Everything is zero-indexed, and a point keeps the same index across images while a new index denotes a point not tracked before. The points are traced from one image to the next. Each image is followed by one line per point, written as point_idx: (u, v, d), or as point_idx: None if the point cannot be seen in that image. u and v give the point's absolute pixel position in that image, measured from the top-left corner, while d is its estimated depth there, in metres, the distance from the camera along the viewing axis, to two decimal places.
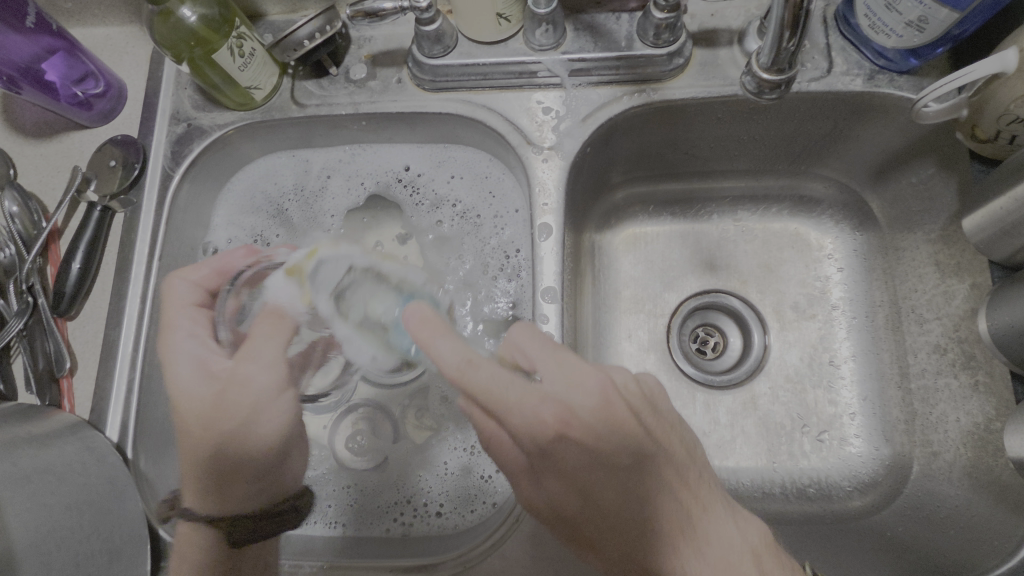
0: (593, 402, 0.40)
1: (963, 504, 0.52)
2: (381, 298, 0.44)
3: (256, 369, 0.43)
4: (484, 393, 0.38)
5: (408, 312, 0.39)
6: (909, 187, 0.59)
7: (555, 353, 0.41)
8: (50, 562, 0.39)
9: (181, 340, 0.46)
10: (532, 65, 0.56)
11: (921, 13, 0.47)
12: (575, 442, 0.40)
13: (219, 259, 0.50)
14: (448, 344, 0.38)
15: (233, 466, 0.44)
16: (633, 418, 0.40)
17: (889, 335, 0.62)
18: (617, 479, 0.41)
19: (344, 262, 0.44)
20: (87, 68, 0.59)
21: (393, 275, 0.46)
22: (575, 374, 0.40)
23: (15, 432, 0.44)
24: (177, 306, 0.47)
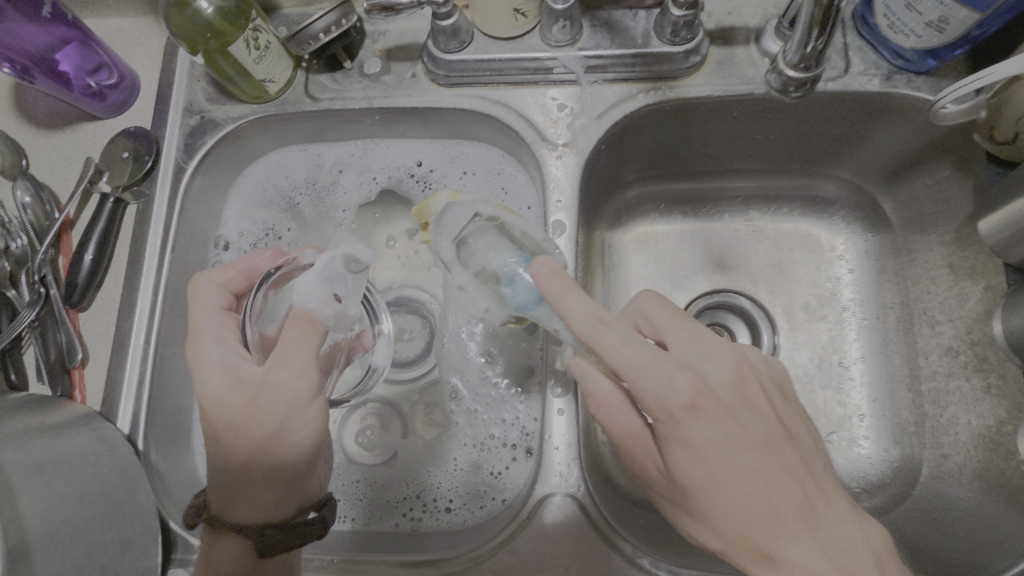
0: (728, 377, 0.42)
1: (973, 506, 0.52)
2: (498, 254, 0.48)
3: (285, 376, 0.44)
4: (615, 352, 0.41)
5: (539, 264, 0.43)
6: (923, 189, 0.59)
7: (683, 326, 0.46)
8: (65, 550, 0.39)
9: (210, 345, 0.46)
10: (547, 61, 0.56)
11: (941, 13, 0.47)
12: (705, 413, 0.40)
13: (244, 261, 0.52)
14: (579, 301, 0.42)
15: (263, 473, 0.46)
16: (761, 394, 0.42)
17: (899, 337, 0.62)
18: (740, 459, 0.40)
19: (471, 211, 0.49)
20: (100, 59, 0.58)
21: (515, 230, 0.49)
22: (701, 348, 0.44)
23: (28, 421, 0.43)
24: (204, 308, 0.49)
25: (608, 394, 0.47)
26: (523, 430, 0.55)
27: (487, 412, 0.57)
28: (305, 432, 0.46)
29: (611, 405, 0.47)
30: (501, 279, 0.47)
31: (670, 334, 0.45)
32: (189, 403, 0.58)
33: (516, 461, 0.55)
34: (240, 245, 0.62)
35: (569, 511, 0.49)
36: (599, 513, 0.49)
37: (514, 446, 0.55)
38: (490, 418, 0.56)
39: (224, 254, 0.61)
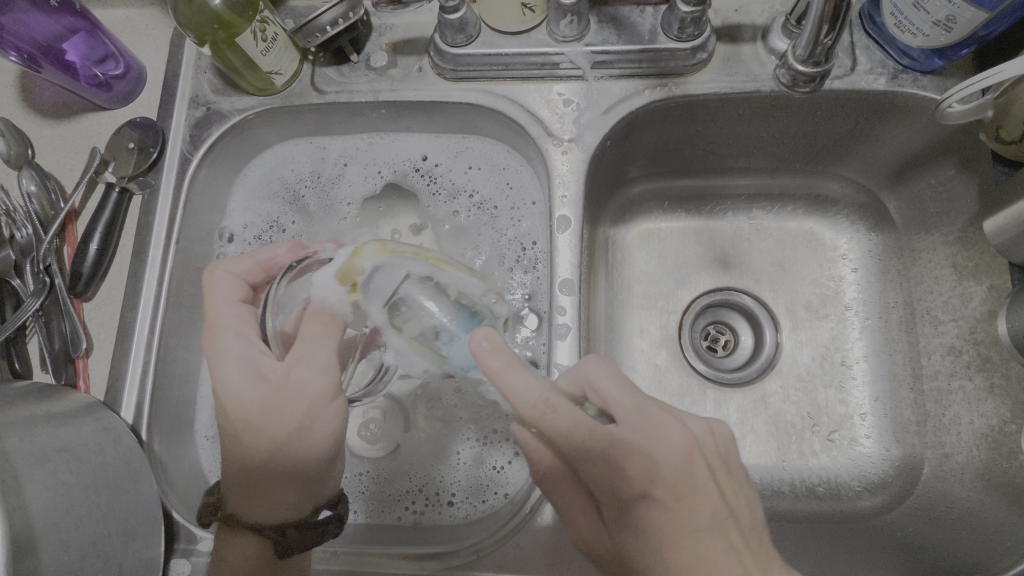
0: (675, 457, 0.41)
1: (974, 505, 0.52)
2: (433, 313, 0.42)
3: (307, 375, 0.45)
4: (562, 435, 0.40)
5: (479, 338, 0.40)
6: (928, 189, 0.59)
7: (635, 400, 0.43)
8: (70, 539, 0.39)
9: (230, 340, 0.47)
10: (554, 56, 0.56)
11: (949, 12, 0.47)
12: (650, 496, 0.41)
13: (262, 253, 0.52)
14: (524, 382, 0.39)
15: (281, 473, 0.47)
16: (706, 475, 0.42)
17: (902, 336, 0.62)
18: (681, 541, 0.40)
19: (404, 268, 0.43)
20: (107, 49, 0.59)
21: (451, 286, 0.43)
22: (649, 429, 0.42)
23: (34, 409, 0.44)
24: (223, 301, 0.49)
25: (554, 465, 0.46)
26: None
27: (490, 406, 0.57)
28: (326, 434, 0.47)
29: (557, 476, 0.46)
30: (438, 343, 0.42)
31: (620, 411, 0.42)
32: (192, 394, 0.58)
33: (518, 456, 0.55)
34: (244, 237, 0.62)
35: None
36: None
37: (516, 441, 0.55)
38: (493, 413, 0.56)
39: (228, 246, 0.62)
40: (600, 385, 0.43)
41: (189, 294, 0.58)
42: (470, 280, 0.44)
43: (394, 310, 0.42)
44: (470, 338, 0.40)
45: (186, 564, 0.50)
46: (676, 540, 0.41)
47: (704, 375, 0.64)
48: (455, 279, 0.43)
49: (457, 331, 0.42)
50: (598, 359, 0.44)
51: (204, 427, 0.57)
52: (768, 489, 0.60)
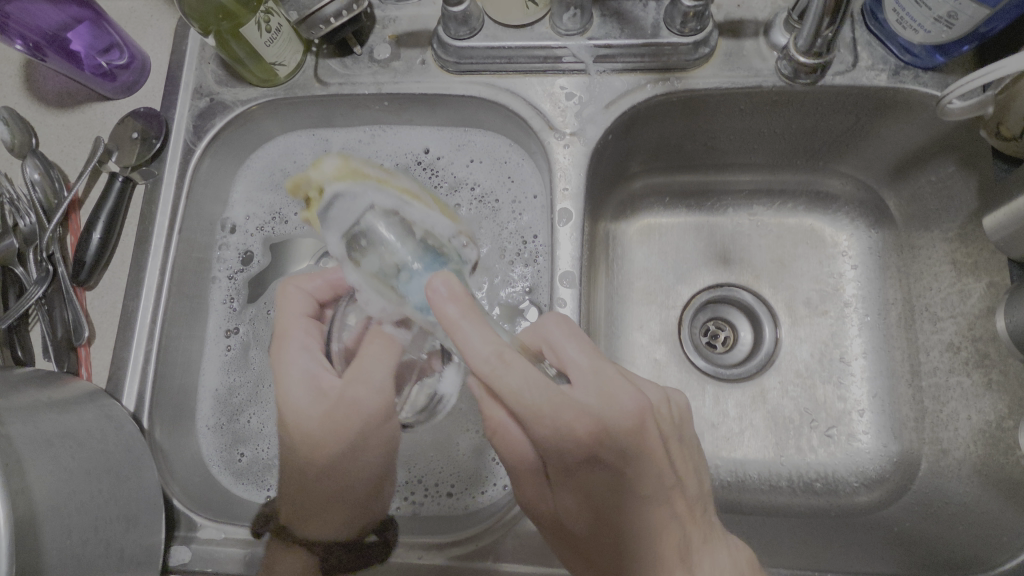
0: (627, 422, 0.41)
1: (972, 501, 0.52)
2: (396, 252, 0.44)
3: (369, 395, 0.47)
4: (514, 394, 0.39)
5: (437, 281, 0.40)
6: (928, 186, 0.59)
7: (590, 362, 0.44)
8: (71, 523, 0.39)
9: (297, 353, 0.49)
10: (557, 50, 0.56)
11: (950, 8, 0.47)
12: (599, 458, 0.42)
13: (331, 273, 0.53)
14: (479, 335, 0.40)
15: (337, 488, 0.50)
16: (657, 442, 0.42)
17: (901, 333, 0.62)
18: (624, 500, 0.43)
19: (367, 200, 0.44)
20: (111, 39, 0.59)
21: (417, 223, 0.45)
22: (604, 392, 0.42)
23: (37, 394, 0.44)
24: (294, 315, 0.51)
25: (507, 422, 0.45)
26: None
27: None
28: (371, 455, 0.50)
29: (508, 433, 0.45)
30: (397, 283, 0.44)
31: (575, 371, 0.43)
32: (193, 383, 0.58)
33: None
34: (247, 228, 0.62)
35: None
36: None
37: None
38: None
39: (230, 236, 0.62)
40: (560, 345, 0.44)
41: (191, 284, 0.59)
42: (438, 220, 0.46)
43: (357, 242, 0.44)
44: (428, 282, 0.41)
45: (186, 552, 0.50)
46: (621, 499, 0.43)
47: (703, 370, 0.65)
48: (423, 216, 0.46)
49: (417, 270, 0.43)
50: (560, 318, 0.45)
51: (205, 416, 0.58)
52: (766, 483, 0.60)
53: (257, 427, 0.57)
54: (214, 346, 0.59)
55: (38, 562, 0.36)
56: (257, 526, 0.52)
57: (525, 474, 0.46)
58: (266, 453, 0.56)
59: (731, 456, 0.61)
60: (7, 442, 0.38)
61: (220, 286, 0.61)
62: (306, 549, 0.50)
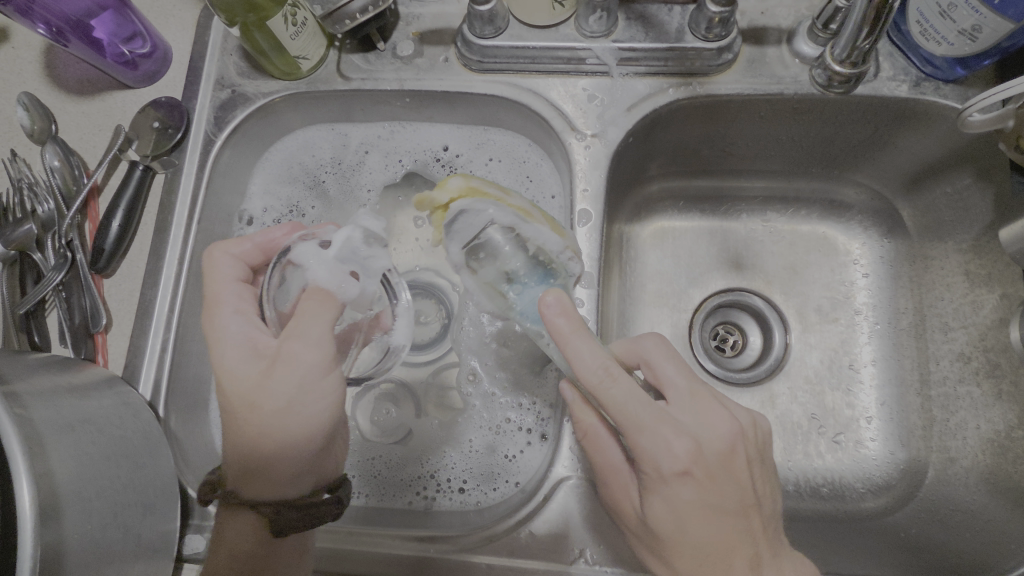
0: (720, 443, 0.42)
1: (979, 509, 0.53)
2: (509, 261, 0.46)
3: (304, 348, 0.44)
4: (620, 408, 0.41)
5: (548, 300, 0.42)
6: (943, 197, 0.59)
7: (687, 381, 0.44)
8: (92, 509, 0.39)
9: (228, 318, 0.47)
10: (581, 51, 0.56)
11: (975, 22, 0.47)
12: (690, 476, 0.41)
13: (262, 235, 0.51)
14: (591, 351, 0.41)
15: (278, 450, 0.46)
16: (744, 466, 0.42)
17: (911, 342, 0.63)
18: (704, 512, 0.41)
19: (487, 219, 0.45)
20: (135, 28, 0.59)
21: (531, 240, 0.46)
22: (698, 408, 0.43)
23: (58, 380, 0.44)
24: (226, 281, 0.49)
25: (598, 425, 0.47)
26: (539, 415, 0.56)
27: (505, 395, 0.57)
28: (309, 413, 0.45)
29: (597, 436, 0.47)
30: (508, 291, 0.46)
31: (673, 388, 0.44)
32: (208, 373, 0.58)
33: (531, 446, 0.56)
34: (264, 221, 0.62)
35: (581, 497, 0.50)
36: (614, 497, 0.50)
37: (529, 431, 0.56)
38: (507, 403, 0.57)
39: (247, 228, 0.62)
40: (659, 360, 0.45)
41: None
42: (549, 236, 0.47)
43: (477, 251, 0.46)
44: (541, 298, 0.42)
45: (200, 540, 0.51)
46: (709, 521, 0.41)
47: (713, 374, 0.65)
48: (535, 233, 0.46)
49: (528, 283, 0.46)
50: (659, 339, 0.47)
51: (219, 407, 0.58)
52: None
53: None
54: None
55: (61, 548, 0.37)
56: (203, 496, 0.48)
57: (610, 481, 0.46)
58: None
59: None
60: (31, 425, 0.38)
61: None
62: (253, 513, 0.47)
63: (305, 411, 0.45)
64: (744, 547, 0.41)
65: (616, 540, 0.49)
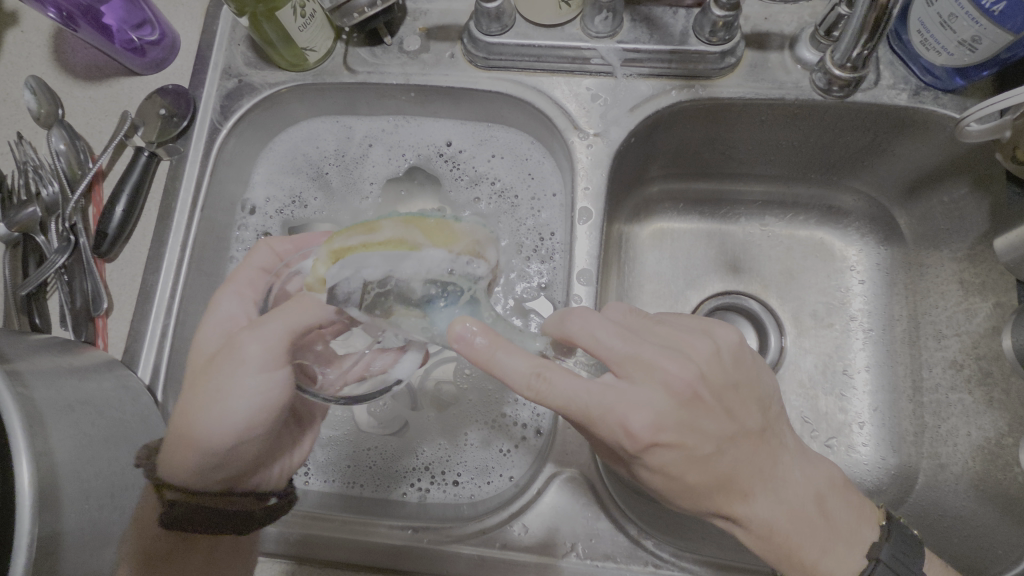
0: (678, 399, 0.38)
1: (967, 514, 0.53)
2: (411, 291, 0.41)
3: (253, 341, 0.40)
4: (568, 402, 0.37)
5: (462, 328, 0.38)
6: (940, 206, 0.60)
7: (628, 345, 0.39)
8: (89, 489, 0.40)
9: (226, 295, 0.46)
10: (585, 51, 0.57)
11: (975, 33, 0.48)
12: (659, 446, 0.38)
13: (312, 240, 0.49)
14: (514, 359, 0.38)
15: (189, 445, 0.42)
16: (712, 403, 0.38)
17: (905, 349, 0.63)
18: (697, 468, 0.39)
19: (361, 277, 0.40)
20: (144, 15, 0.59)
21: (415, 274, 0.41)
22: (644, 372, 0.38)
23: (59, 360, 0.44)
24: (247, 265, 0.48)
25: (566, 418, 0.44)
26: (534, 411, 0.57)
27: (501, 390, 0.58)
28: (236, 413, 0.41)
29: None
30: (426, 316, 0.41)
31: (614, 360, 0.39)
32: None
33: (525, 441, 0.56)
34: (266, 211, 0.63)
35: (574, 492, 0.50)
36: (607, 492, 0.50)
37: (523, 426, 0.56)
38: (503, 398, 0.57)
39: (250, 218, 0.62)
40: (590, 331, 0.40)
41: (210, 262, 0.59)
42: (431, 258, 0.41)
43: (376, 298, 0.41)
44: (449, 329, 0.39)
45: None
46: (700, 474, 0.39)
47: None
48: (417, 266, 0.41)
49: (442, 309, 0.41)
50: (580, 310, 0.41)
51: None
52: None
53: None
54: None
55: (57, 526, 0.37)
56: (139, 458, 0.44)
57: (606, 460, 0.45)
58: None
59: None
60: (32, 403, 0.38)
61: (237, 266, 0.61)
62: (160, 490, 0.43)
63: (233, 407, 0.41)
64: (742, 469, 0.40)
65: (606, 535, 0.49)
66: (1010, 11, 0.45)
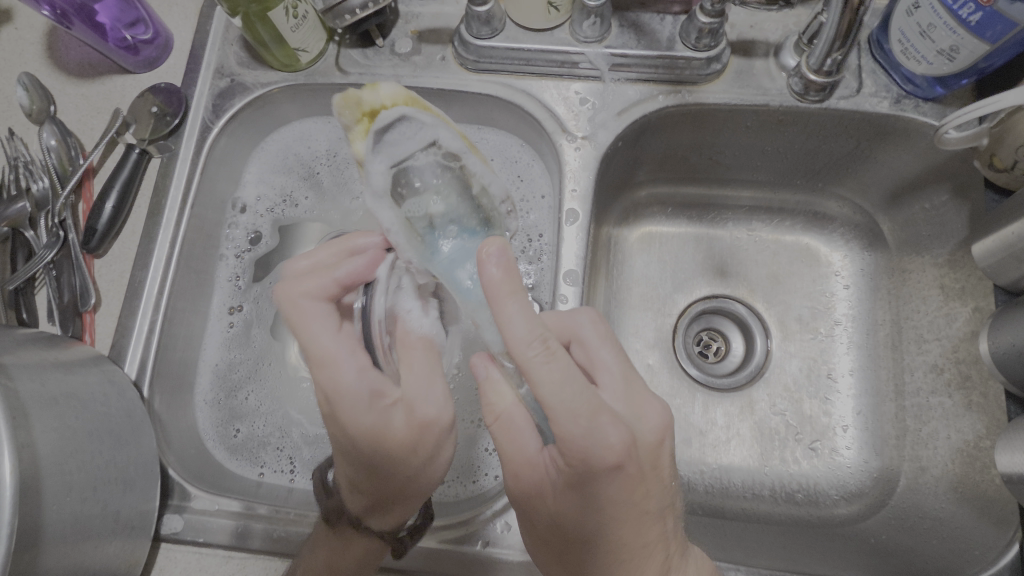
0: (650, 435, 0.43)
1: (946, 516, 0.54)
2: (439, 199, 0.45)
3: (434, 400, 0.47)
4: (548, 388, 0.39)
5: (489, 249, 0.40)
6: (922, 213, 0.61)
7: (621, 366, 0.46)
8: (72, 481, 0.40)
9: (346, 371, 0.43)
10: (574, 55, 0.58)
11: (953, 42, 0.49)
12: (620, 468, 0.40)
13: (341, 269, 0.47)
14: (519, 323, 0.39)
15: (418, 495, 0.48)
16: (668, 458, 0.45)
17: (887, 353, 0.64)
18: (620, 505, 0.42)
19: (428, 137, 0.47)
20: (138, 14, 0.60)
21: (472, 174, 0.47)
22: (632, 402, 0.44)
23: (45, 354, 0.44)
24: (322, 328, 0.44)
25: (513, 406, 0.45)
26: None
27: None
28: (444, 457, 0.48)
29: (511, 420, 0.45)
30: (428, 240, 0.45)
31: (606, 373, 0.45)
32: (194, 357, 0.59)
33: None
34: (257, 209, 0.63)
35: None
36: None
37: None
38: None
39: (240, 216, 0.63)
40: (595, 341, 0.46)
41: (199, 259, 0.60)
42: (487, 175, 0.48)
43: (400, 178, 0.46)
44: (482, 249, 0.40)
45: (179, 520, 0.51)
46: (622, 511, 0.43)
47: (695, 379, 0.67)
48: (474, 166, 0.48)
49: (452, 231, 0.45)
50: (596, 317, 0.47)
51: (203, 391, 0.58)
52: (748, 491, 0.62)
53: (254, 404, 0.58)
54: (216, 322, 0.60)
55: (38, 518, 0.37)
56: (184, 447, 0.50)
57: (523, 469, 0.45)
58: (262, 430, 0.57)
59: (717, 463, 0.63)
60: (15, 395, 0.38)
61: (227, 264, 0.62)
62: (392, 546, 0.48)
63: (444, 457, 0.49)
64: (637, 539, 0.43)
65: None
66: (986, 21, 0.46)
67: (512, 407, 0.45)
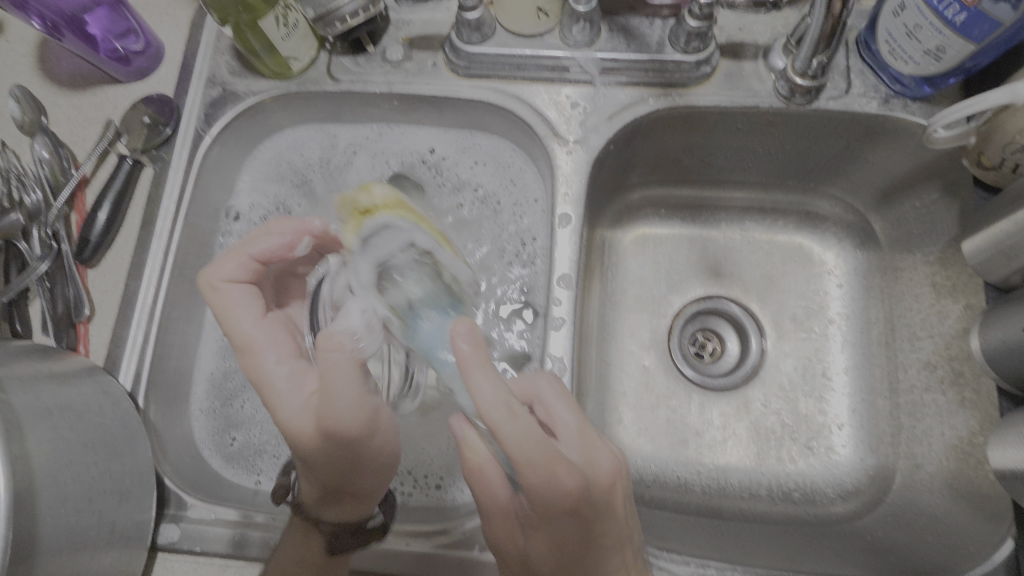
0: (605, 478, 0.43)
1: (940, 512, 0.54)
2: (417, 291, 0.43)
3: (345, 395, 0.43)
4: (512, 446, 0.39)
5: (460, 333, 0.40)
6: (913, 211, 0.61)
7: (579, 419, 0.45)
8: (68, 492, 0.40)
9: (268, 362, 0.47)
10: (564, 60, 0.58)
11: (939, 43, 0.50)
12: (577, 512, 0.41)
13: (254, 247, 0.49)
14: (487, 388, 0.39)
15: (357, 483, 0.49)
16: (624, 500, 0.45)
17: (881, 351, 0.64)
18: (588, 549, 0.44)
19: (409, 237, 0.44)
20: (128, 25, 0.60)
21: (446, 267, 0.45)
22: (586, 449, 0.44)
23: (38, 366, 0.44)
24: (244, 317, 0.48)
25: (486, 464, 0.43)
26: None
27: None
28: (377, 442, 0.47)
29: (485, 474, 0.43)
30: (409, 323, 0.43)
31: (564, 430, 0.44)
32: (189, 367, 0.59)
33: None
34: (250, 217, 0.63)
35: None
36: None
37: None
38: None
39: (233, 224, 0.63)
40: (554, 397, 0.45)
41: (193, 268, 0.60)
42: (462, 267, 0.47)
43: (382, 276, 0.43)
44: (453, 327, 0.40)
45: (176, 530, 0.51)
46: (584, 547, 0.44)
47: (690, 380, 0.67)
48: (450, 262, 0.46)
49: (431, 319, 0.43)
50: (553, 378, 0.46)
51: (199, 400, 0.58)
52: (745, 491, 0.62)
53: (250, 413, 0.58)
54: (211, 331, 0.60)
55: (33, 531, 0.37)
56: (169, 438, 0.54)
57: (494, 518, 0.45)
58: (258, 438, 0.57)
59: (714, 464, 0.63)
60: (8, 408, 0.38)
61: None
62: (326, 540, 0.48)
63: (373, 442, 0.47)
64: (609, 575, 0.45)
65: None
66: (971, 22, 0.47)
67: (486, 462, 0.43)
